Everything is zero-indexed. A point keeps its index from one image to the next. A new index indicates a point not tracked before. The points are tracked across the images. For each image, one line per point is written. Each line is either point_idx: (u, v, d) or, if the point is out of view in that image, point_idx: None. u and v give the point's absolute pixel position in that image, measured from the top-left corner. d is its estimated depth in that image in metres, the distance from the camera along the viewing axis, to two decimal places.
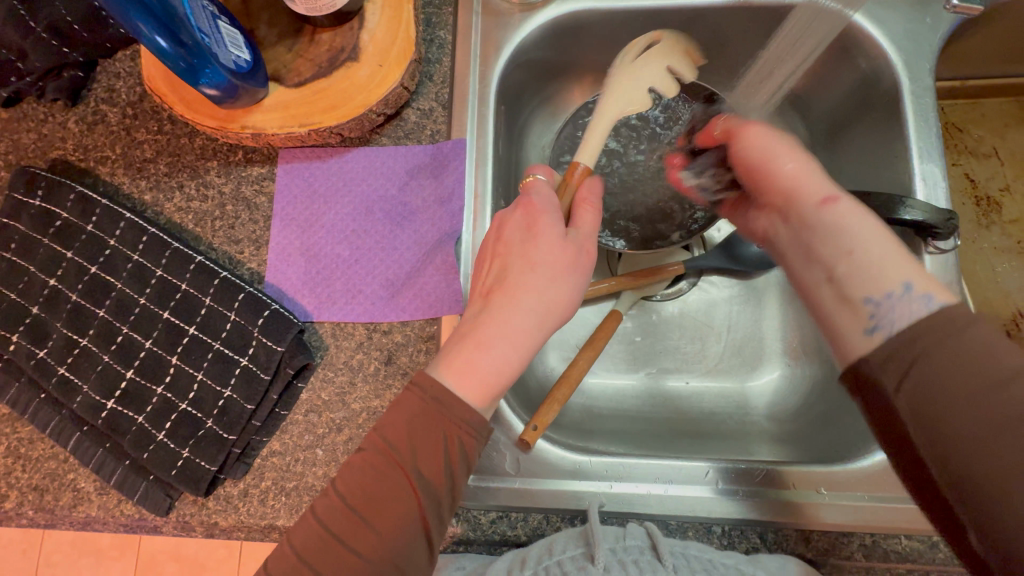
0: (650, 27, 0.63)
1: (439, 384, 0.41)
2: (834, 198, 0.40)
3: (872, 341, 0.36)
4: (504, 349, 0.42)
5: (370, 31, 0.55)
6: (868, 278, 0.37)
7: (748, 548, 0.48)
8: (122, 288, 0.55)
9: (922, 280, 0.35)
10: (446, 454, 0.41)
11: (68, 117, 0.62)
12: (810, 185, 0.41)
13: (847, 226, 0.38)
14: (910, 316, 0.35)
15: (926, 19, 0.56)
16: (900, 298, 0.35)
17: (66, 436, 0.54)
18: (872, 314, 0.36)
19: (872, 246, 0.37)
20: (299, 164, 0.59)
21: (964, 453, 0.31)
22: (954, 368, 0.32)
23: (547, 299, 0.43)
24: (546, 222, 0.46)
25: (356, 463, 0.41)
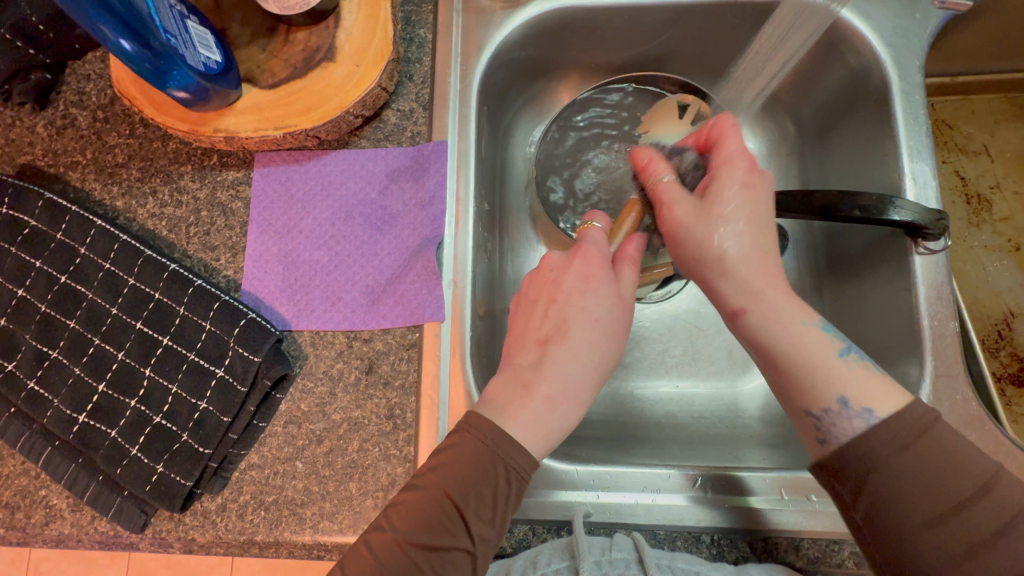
0: (635, 24, 0.61)
1: (503, 435, 0.41)
2: (742, 309, 0.43)
3: (824, 452, 0.40)
4: (568, 407, 0.43)
5: (346, 30, 0.53)
6: (810, 383, 0.41)
7: (738, 558, 0.47)
8: (93, 298, 0.53)
9: (854, 394, 0.39)
10: (503, 500, 0.41)
11: (36, 121, 0.60)
12: (740, 283, 0.43)
13: (778, 323, 0.42)
14: (848, 433, 0.39)
15: (915, 14, 0.55)
16: (838, 413, 0.40)
17: (37, 452, 0.52)
18: (820, 425, 0.40)
19: (810, 355, 0.41)
20: (276, 167, 0.57)
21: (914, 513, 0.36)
22: (921, 471, 0.36)
23: (607, 356, 0.45)
24: (605, 275, 0.46)
25: (409, 499, 0.41)
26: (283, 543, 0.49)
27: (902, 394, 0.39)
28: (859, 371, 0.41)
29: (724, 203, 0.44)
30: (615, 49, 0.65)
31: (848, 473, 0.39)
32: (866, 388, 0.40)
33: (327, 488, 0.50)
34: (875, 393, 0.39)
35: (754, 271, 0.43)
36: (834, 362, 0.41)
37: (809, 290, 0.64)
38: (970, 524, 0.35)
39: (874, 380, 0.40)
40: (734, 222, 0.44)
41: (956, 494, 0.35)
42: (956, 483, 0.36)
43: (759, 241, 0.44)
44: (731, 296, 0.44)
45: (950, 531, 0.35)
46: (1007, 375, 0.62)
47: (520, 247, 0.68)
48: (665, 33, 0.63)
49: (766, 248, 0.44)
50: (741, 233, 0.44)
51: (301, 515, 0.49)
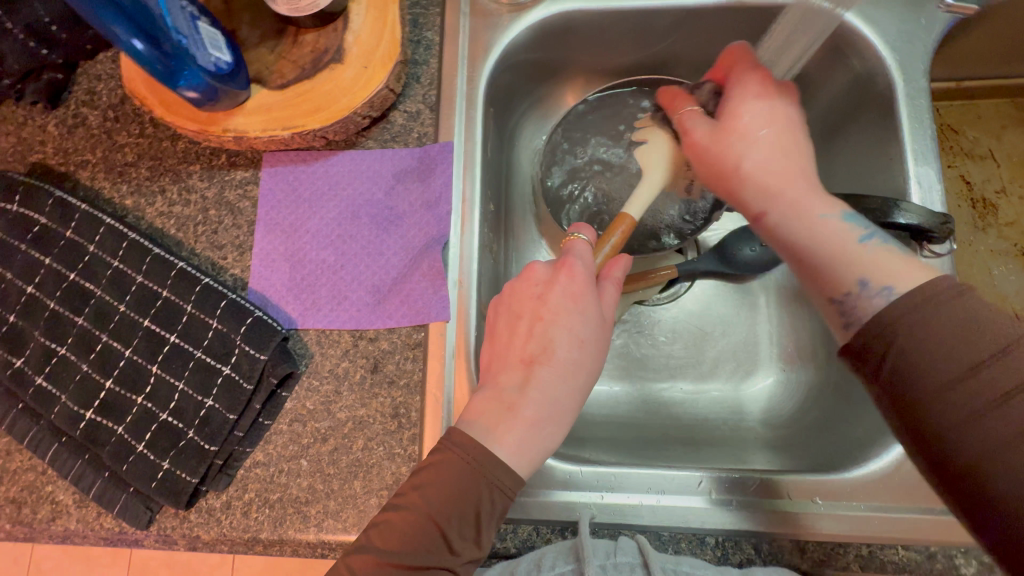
0: (641, 28, 0.62)
1: (489, 456, 0.41)
2: (763, 213, 0.42)
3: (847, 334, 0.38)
4: (553, 428, 0.43)
5: (354, 32, 0.54)
6: (829, 270, 0.39)
7: (742, 560, 0.47)
8: (102, 295, 0.54)
9: (875, 275, 0.37)
10: (487, 518, 0.41)
11: (47, 120, 0.60)
12: (754, 160, 0.43)
13: (799, 207, 0.41)
14: (870, 310, 0.36)
15: (921, 19, 0.55)
16: (866, 292, 0.37)
17: (44, 449, 0.52)
18: (843, 311, 0.38)
19: (835, 239, 0.40)
20: (284, 167, 0.58)
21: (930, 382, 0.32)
22: (944, 332, 0.32)
23: (588, 381, 0.45)
24: (590, 298, 0.46)
25: (391, 520, 0.40)
26: (287, 541, 0.49)
27: (927, 272, 0.37)
28: (885, 256, 0.38)
29: (742, 115, 0.44)
30: (620, 52, 0.65)
31: (875, 341, 0.35)
32: (885, 266, 0.37)
33: (332, 486, 0.50)
34: (897, 271, 0.37)
35: (766, 151, 0.43)
36: (852, 245, 0.39)
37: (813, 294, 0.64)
38: (996, 386, 0.31)
39: (897, 260, 0.38)
40: (740, 150, 0.43)
41: (971, 355, 0.31)
42: (982, 342, 0.31)
43: (776, 147, 0.43)
44: (754, 198, 0.43)
45: (967, 391, 0.31)
46: None
47: (525, 249, 0.68)
48: (670, 37, 0.63)
49: (791, 157, 0.43)
50: (770, 151, 0.43)
51: (305, 513, 0.50)
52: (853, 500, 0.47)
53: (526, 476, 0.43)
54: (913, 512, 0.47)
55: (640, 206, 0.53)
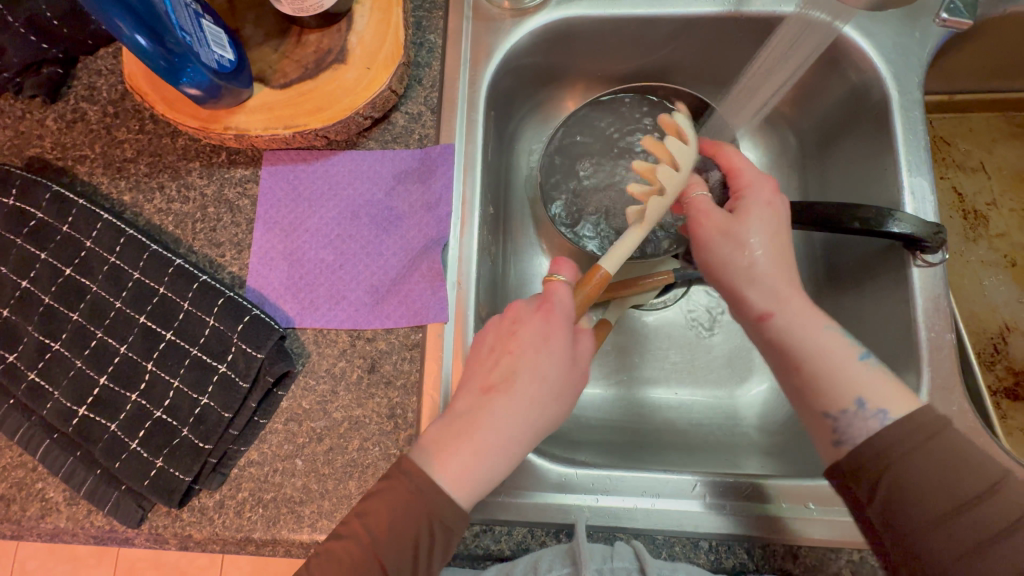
0: (641, 36, 0.63)
1: (427, 476, 0.41)
2: (768, 313, 0.43)
3: (838, 453, 0.40)
4: (496, 465, 0.42)
5: (358, 33, 0.54)
6: (826, 393, 0.41)
7: (736, 564, 0.47)
8: (97, 291, 0.53)
9: (872, 396, 0.39)
10: (427, 549, 0.41)
11: (45, 115, 0.60)
12: (764, 284, 0.44)
13: (793, 332, 0.42)
14: (865, 432, 0.39)
15: (915, 33, 0.56)
16: (854, 414, 0.39)
17: (34, 445, 0.52)
18: (835, 431, 0.40)
19: (831, 355, 0.41)
20: (284, 166, 0.58)
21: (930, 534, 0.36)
22: (934, 466, 0.36)
23: (544, 419, 0.44)
24: (562, 337, 0.45)
25: (332, 550, 0.41)
26: (280, 541, 0.49)
27: (913, 403, 0.39)
28: (864, 368, 0.41)
29: (746, 226, 0.46)
30: (621, 59, 0.66)
31: (866, 474, 0.39)
32: (880, 387, 0.40)
33: (327, 486, 0.50)
34: (889, 394, 0.39)
35: (769, 276, 0.44)
36: (853, 364, 0.41)
37: (808, 301, 0.65)
38: (987, 523, 0.35)
39: (891, 384, 0.40)
40: (750, 259, 0.45)
41: (966, 491, 0.36)
42: (970, 480, 0.36)
43: (775, 257, 0.45)
44: (755, 301, 0.44)
45: (958, 532, 0.35)
46: (1002, 388, 0.62)
47: (523, 253, 0.68)
48: (670, 45, 0.64)
49: (786, 281, 0.45)
50: (772, 257, 0.45)
51: (299, 513, 0.49)
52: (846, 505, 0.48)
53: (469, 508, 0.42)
54: None
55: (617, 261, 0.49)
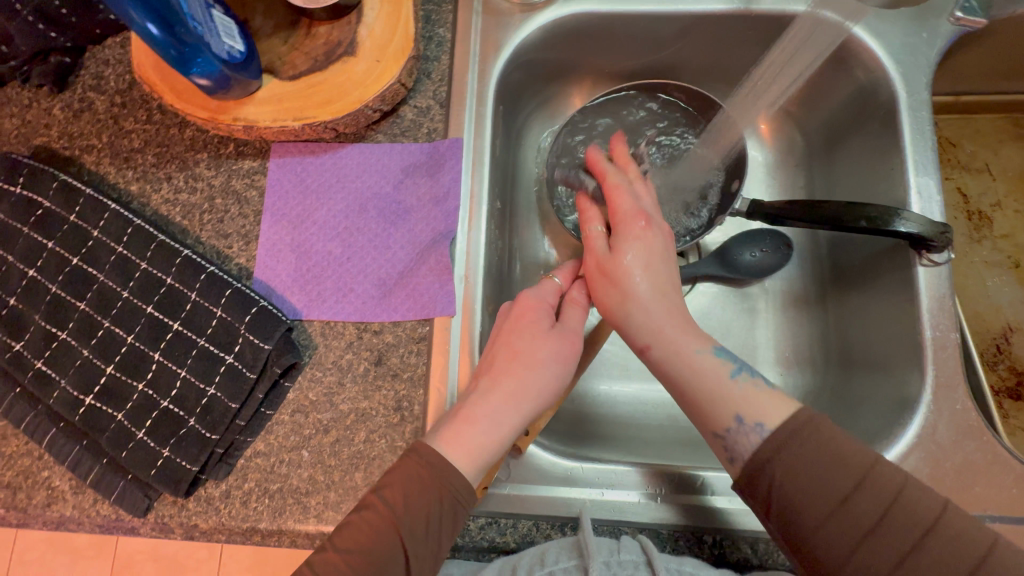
0: (650, 32, 0.63)
1: (437, 456, 0.42)
2: (648, 347, 0.47)
3: (735, 469, 0.43)
4: (490, 432, 0.44)
5: (368, 26, 0.54)
6: (716, 410, 0.43)
7: (738, 558, 0.47)
8: (104, 281, 0.53)
9: (749, 411, 0.42)
10: (438, 518, 0.42)
11: (53, 104, 0.60)
12: (647, 311, 0.47)
13: (672, 360, 0.45)
14: (748, 447, 0.42)
15: (924, 33, 0.57)
16: (738, 429, 0.42)
17: (41, 434, 0.52)
18: (727, 447, 0.43)
19: (710, 378, 0.44)
20: (292, 158, 0.58)
21: (826, 531, 0.38)
22: (815, 462, 0.39)
23: (535, 386, 0.45)
24: (540, 317, 0.48)
25: (354, 520, 0.42)
26: (286, 531, 0.49)
27: (789, 406, 0.42)
28: (739, 387, 0.44)
29: (621, 257, 0.48)
30: (629, 55, 0.66)
31: (761, 483, 0.41)
32: (755, 402, 0.42)
33: (333, 478, 0.50)
34: (767, 406, 0.42)
35: (648, 308, 0.47)
36: (727, 383, 0.44)
37: (813, 299, 0.65)
38: (862, 518, 0.38)
39: (765, 396, 0.43)
40: (634, 293, 0.47)
41: (844, 485, 0.39)
42: (847, 475, 0.39)
43: (655, 283, 0.47)
44: (637, 335, 0.47)
45: (843, 521, 0.38)
46: (1004, 388, 0.62)
47: (529, 248, 0.68)
48: (679, 42, 0.64)
49: (669, 299, 0.47)
50: (653, 284, 0.47)
51: (305, 504, 0.50)
52: None
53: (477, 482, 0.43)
54: None
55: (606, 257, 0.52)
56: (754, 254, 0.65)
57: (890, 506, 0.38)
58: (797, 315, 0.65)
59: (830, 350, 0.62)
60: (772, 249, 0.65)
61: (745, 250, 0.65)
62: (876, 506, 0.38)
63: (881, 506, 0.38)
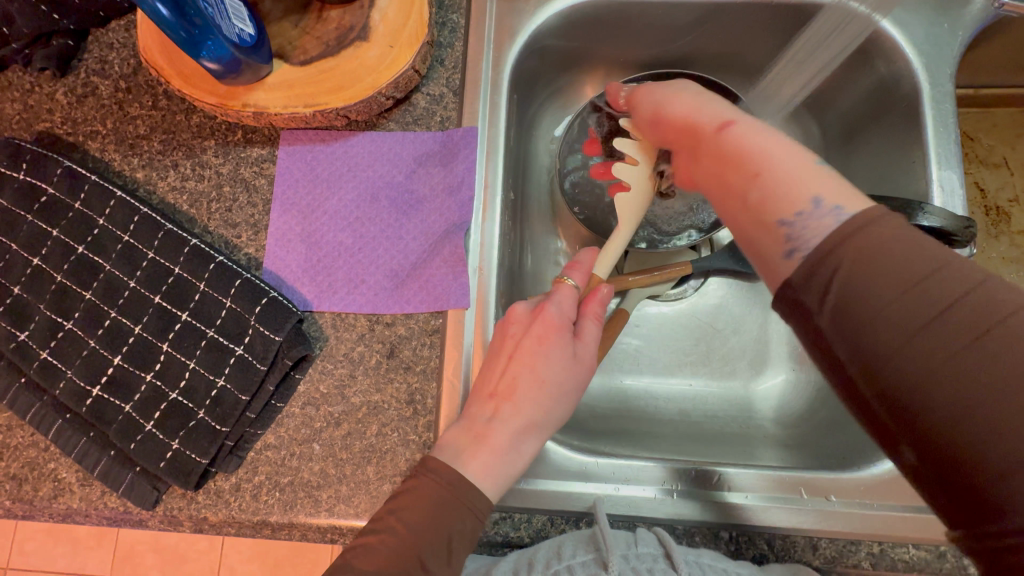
0: (668, 21, 0.61)
1: (465, 484, 0.41)
2: (732, 120, 0.40)
3: (795, 265, 0.34)
4: (513, 459, 0.43)
5: (380, 11, 0.53)
6: (773, 201, 0.36)
7: (757, 555, 0.46)
8: (111, 270, 0.52)
9: (827, 192, 0.34)
10: (459, 542, 0.39)
11: (55, 88, 0.58)
12: (714, 108, 0.42)
13: (748, 140, 0.38)
14: (822, 229, 0.33)
15: (948, 24, 0.55)
16: (810, 215, 0.34)
17: (47, 425, 0.51)
18: (789, 241, 0.35)
19: (783, 149, 0.37)
20: (302, 146, 0.56)
21: (884, 350, 0.30)
22: (877, 253, 0.31)
23: (552, 418, 0.45)
24: (562, 338, 0.45)
25: (370, 544, 0.39)
26: (297, 525, 0.49)
27: (860, 199, 0.34)
28: (820, 175, 0.36)
29: (666, 85, 0.47)
30: (645, 44, 0.65)
31: (822, 264, 0.33)
32: (831, 180, 0.35)
33: (344, 471, 0.49)
34: (845, 193, 0.34)
35: (699, 102, 0.43)
36: (804, 165, 0.36)
37: None
38: (938, 300, 0.29)
39: (840, 179, 0.35)
40: (705, 110, 0.42)
41: (916, 269, 0.30)
42: (921, 261, 0.30)
43: (723, 102, 0.42)
44: (711, 116, 0.41)
45: (913, 326, 0.29)
46: None
47: (540, 240, 0.67)
48: (696, 32, 0.63)
49: (735, 107, 0.42)
50: (706, 93, 0.44)
51: (316, 497, 0.49)
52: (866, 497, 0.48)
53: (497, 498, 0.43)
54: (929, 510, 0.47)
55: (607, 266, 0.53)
56: None
57: (975, 297, 0.28)
58: None
59: None
60: None
61: None
62: (953, 293, 0.29)
63: (960, 293, 0.29)
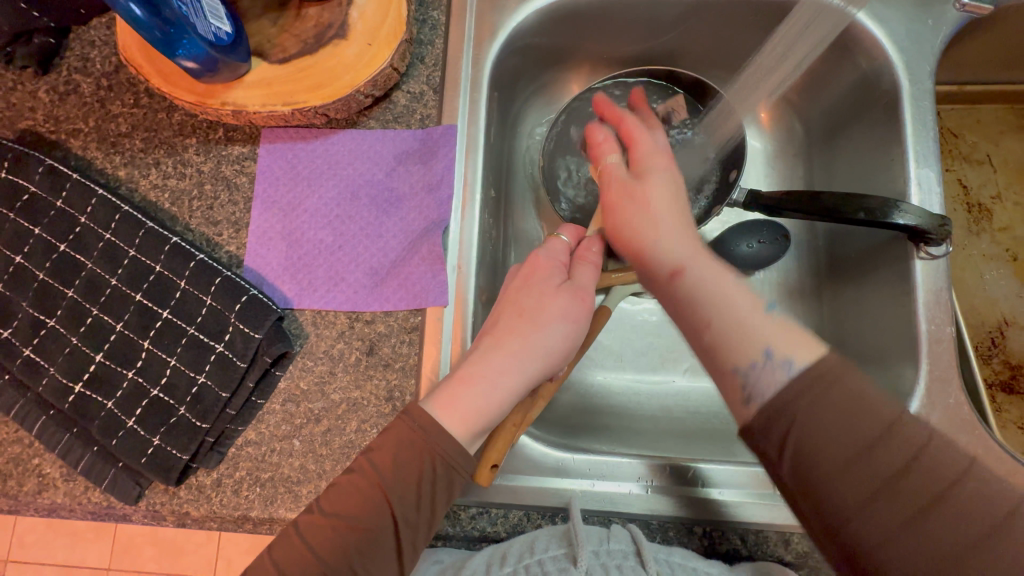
0: (650, 17, 0.61)
1: (434, 422, 0.42)
2: (681, 269, 0.43)
3: (747, 414, 0.37)
4: (490, 392, 0.43)
5: (359, 8, 0.53)
6: (732, 349, 0.39)
7: (729, 550, 0.47)
8: (93, 268, 0.53)
9: (778, 346, 0.37)
10: (428, 482, 0.41)
11: (37, 86, 0.59)
12: (670, 248, 0.44)
13: (699, 292, 0.41)
14: (772, 386, 0.37)
15: (928, 20, 0.55)
16: (761, 366, 0.37)
17: (31, 421, 0.51)
18: (745, 387, 0.38)
19: (738, 299, 0.40)
20: (283, 144, 0.57)
21: (838, 483, 0.34)
22: (833, 415, 0.35)
23: (539, 344, 0.44)
24: (545, 275, 0.47)
25: (344, 483, 0.42)
26: (277, 520, 0.49)
27: (810, 354, 0.37)
28: (768, 318, 0.39)
29: (649, 181, 0.47)
30: (628, 41, 0.65)
31: (770, 435, 0.36)
32: (784, 338, 0.38)
33: (324, 467, 0.50)
34: (795, 343, 0.37)
35: (668, 233, 0.44)
36: (760, 313, 0.39)
37: (810, 291, 0.65)
38: (881, 469, 0.34)
39: (790, 330, 0.38)
40: (652, 227, 0.45)
41: (866, 435, 0.34)
42: (868, 422, 0.35)
43: (678, 226, 0.45)
44: (666, 260, 0.43)
45: (859, 477, 0.34)
46: (999, 381, 0.63)
47: (524, 237, 0.68)
48: (679, 28, 0.63)
49: (691, 244, 0.44)
50: (670, 207, 0.46)
51: (296, 493, 0.50)
52: None
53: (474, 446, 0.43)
54: None
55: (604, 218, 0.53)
56: (751, 245, 0.64)
57: (939, 496, 0.33)
58: (792, 307, 0.65)
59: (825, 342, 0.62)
60: (770, 240, 0.64)
61: (742, 241, 0.64)
62: (900, 458, 0.34)
63: (902, 454, 0.34)
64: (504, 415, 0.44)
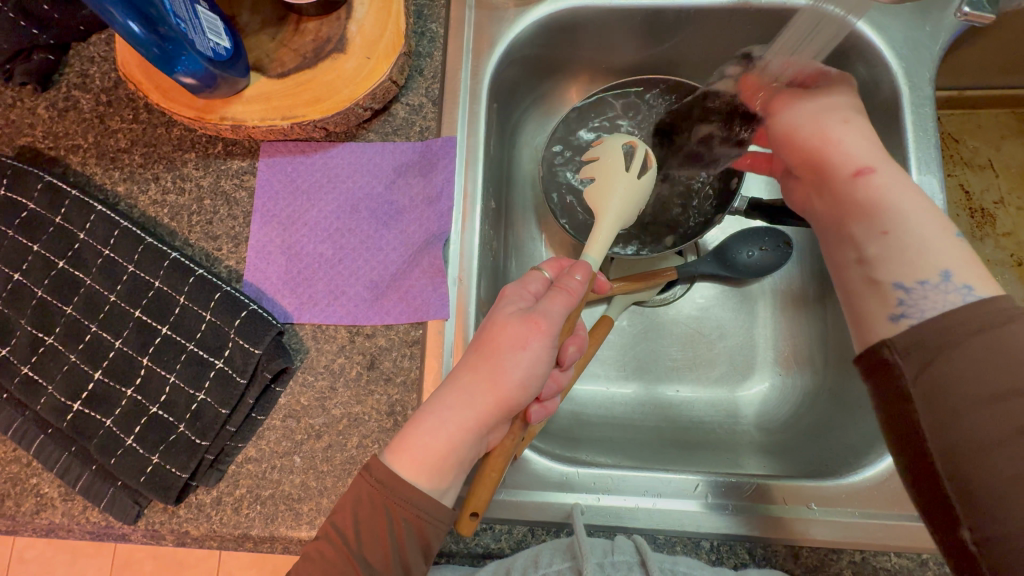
0: (648, 27, 0.61)
1: (388, 474, 0.40)
2: (868, 169, 0.42)
3: (896, 329, 0.38)
4: (444, 441, 0.41)
5: (357, 22, 0.53)
6: (894, 262, 0.39)
7: (737, 563, 0.47)
8: (92, 284, 0.52)
9: (960, 271, 0.37)
10: (395, 538, 0.40)
11: (37, 103, 0.59)
12: (853, 145, 0.43)
13: (888, 194, 0.41)
14: (945, 304, 0.37)
15: (928, 27, 0.55)
16: (934, 286, 0.37)
17: (29, 440, 0.51)
18: (901, 302, 0.38)
19: (927, 219, 0.39)
20: (282, 158, 0.57)
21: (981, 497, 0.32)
22: (972, 364, 0.34)
23: (495, 385, 0.41)
24: (510, 312, 0.44)
25: (308, 555, 0.41)
26: (278, 538, 0.49)
27: (993, 284, 0.37)
28: (956, 246, 0.39)
29: (843, 135, 0.43)
30: (627, 51, 0.65)
31: (892, 361, 0.37)
32: (924, 259, 0.38)
33: (325, 484, 0.49)
34: (968, 270, 0.38)
35: (881, 183, 0.41)
36: (929, 237, 0.39)
37: (812, 298, 0.65)
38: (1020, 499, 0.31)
39: (966, 257, 0.38)
40: (828, 131, 0.44)
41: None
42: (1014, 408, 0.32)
43: (863, 137, 0.43)
44: (852, 158, 0.43)
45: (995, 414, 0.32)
46: None
47: (524, 246, 0.68)
48: (677, 39, 0.63)
49: (881, 151, 0.43)
50: (867, 143, 0.43)
51: (298, 510, 0.49)
52: (849, 506, 0.47)
53: (442, 493, 0.42)
54: (907, 519, 0.47)
55: (601, 246, 0.51)
56: (753, 253, 0.64)
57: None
58: (794, 316, 0.65)
59: (830, 349, 0.62)
60: (772, 247, 0.63)
61: (743, 249, 0.64)
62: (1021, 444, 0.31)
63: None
64: (465, 457, 0.42)
